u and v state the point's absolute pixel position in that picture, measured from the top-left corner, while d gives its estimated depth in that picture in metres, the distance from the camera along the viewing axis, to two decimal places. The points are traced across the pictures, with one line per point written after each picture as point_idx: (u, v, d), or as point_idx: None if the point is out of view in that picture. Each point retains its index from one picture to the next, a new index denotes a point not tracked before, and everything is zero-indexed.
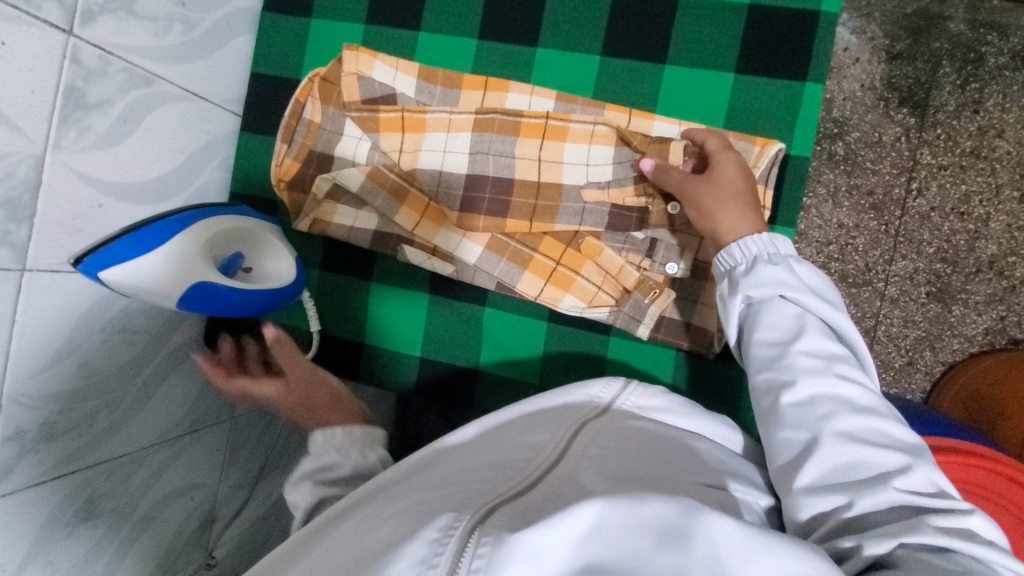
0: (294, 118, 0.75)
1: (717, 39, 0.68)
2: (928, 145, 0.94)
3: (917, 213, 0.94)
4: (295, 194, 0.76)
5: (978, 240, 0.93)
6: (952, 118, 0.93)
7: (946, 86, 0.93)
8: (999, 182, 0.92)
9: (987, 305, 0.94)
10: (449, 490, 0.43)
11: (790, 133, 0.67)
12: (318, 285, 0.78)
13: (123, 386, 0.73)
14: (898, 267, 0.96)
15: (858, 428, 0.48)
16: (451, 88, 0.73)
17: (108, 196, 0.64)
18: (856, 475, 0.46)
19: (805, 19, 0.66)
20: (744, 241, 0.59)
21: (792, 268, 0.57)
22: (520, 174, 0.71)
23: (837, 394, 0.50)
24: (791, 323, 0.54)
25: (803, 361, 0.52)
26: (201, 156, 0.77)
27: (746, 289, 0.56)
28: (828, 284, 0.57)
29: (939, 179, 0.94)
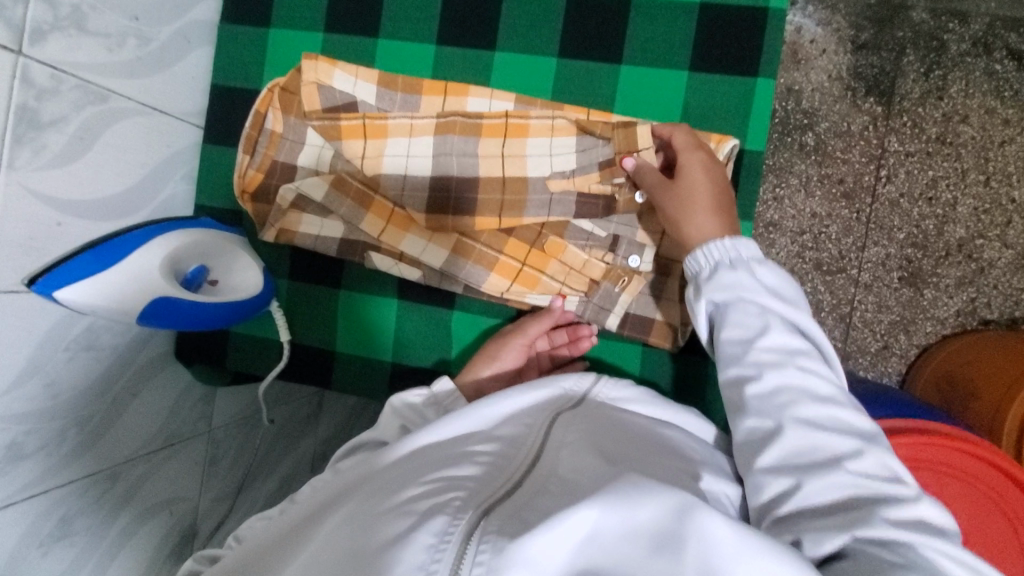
0: (255, 129, 0.75)
1: (670, 38, 0.69)
2: (896, 133, 0.96)
3: (887, 200, 0.96)
4: (260, 205, 0.76)
5: (946, 224, 0.96)
6: (917, 105, 0.95)
7: (911, 74, 0.95)
8: (964, 166, 0.95)
9: (957, 288, 0.96)
10: (415, 494, 0.44)
11: (745, 128, 0.68)
12: (287, 295, 0.78)
13: (91, 404, 0.73)
14: (870, 253, 0.97)
15: (818, 419, 0.50)
16: (412, 95, 0.74)
17: (66, 215, 0.63)
18: (813, 460, 0.48)
19: (755, 15, 0.67)
20: (708, 244, 0.59)
21: (755, 268, 0.56)
22: (485, 172, 0.72)
23: (799, 387, 0.51)
24: (755, 322, 0.54)
25: (765, 357, 0.53)
26: (163, 170, 0.77)
27: (710, 291, 0.57)
28: (791, 282, 0.57)
29: (907, 165, 0.96)
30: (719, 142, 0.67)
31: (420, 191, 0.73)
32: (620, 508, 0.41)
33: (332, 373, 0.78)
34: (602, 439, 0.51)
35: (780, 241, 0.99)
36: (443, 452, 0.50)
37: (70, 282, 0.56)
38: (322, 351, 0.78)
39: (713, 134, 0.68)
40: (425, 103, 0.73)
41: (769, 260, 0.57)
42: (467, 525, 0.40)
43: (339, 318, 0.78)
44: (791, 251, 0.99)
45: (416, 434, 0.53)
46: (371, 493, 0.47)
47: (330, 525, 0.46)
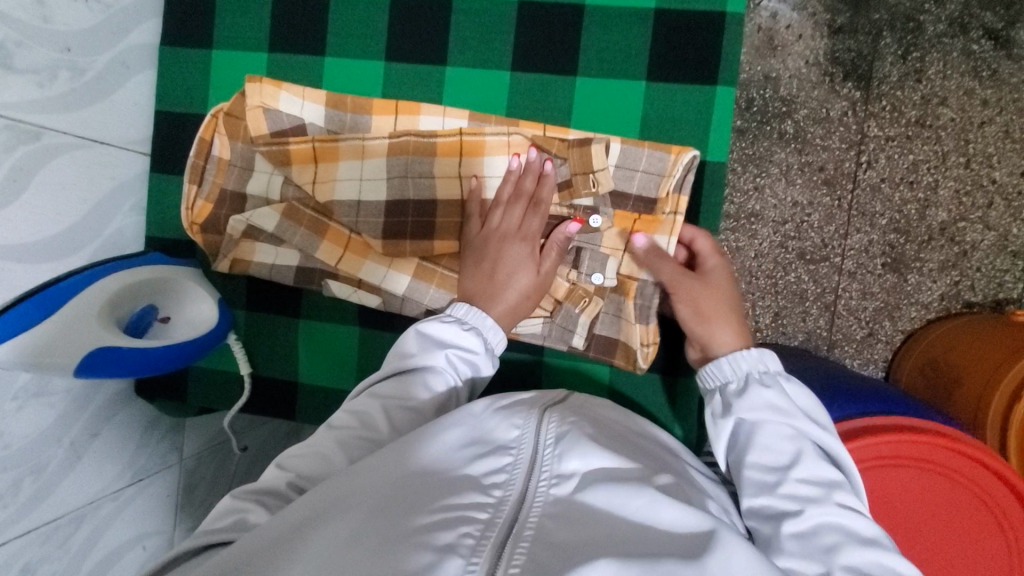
0: (201, 157, 0.72)
1: (626, 47, 0.66)
2: (875, 118, 0.93)
3: (869, 185, 0.94)
4: (210, 236, 0.73)
5: (928, 208, 0.94)
6: (896, 89, 0.93)
7: (888, 57, 0.92)
8: (945, 149, 0.93)
9: (941, 272, 0.94)
10: (417, 530, 0.42)
11: (706, 137, 0.66)
12: (245, 326, 0.76)
13: (48, 449, 0.71)
14: (852, 241, 0.95)
15: (867, 565, 0.44)
16: (362, 115, 0.71)
17: (4, 260, 0.61)
18: None
19: (712, 19, 0.65)
20: (733, 355, 0.58)
21: (786, 389, 0.54)
22: (443, 193, 0.69)
23: (843, 527, 0.46)
24: (788, 449, 0.51)
25: (804, 489, 0.48)
26: (109, 203, 0.74)
27: (739, 409, 0.54)
28: (821, 408, 0.55)
29: (888, 150, 0.94)
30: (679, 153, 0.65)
31: (374, 211, 0.69)
32: (639, 562, 0.41)
33: (296, 403, 0.76)
34: (599, 457, 0.50)
35: (761, 232, 0.97)
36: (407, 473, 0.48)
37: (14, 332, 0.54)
38: (285, 383, 0.76)
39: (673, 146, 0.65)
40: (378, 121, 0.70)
41: (798, 381, 0.55)
42: (487, 561, 0.40)
43: (301, 347, 0.75)
44: (774, 241, 0.97)
45: (390, 447, 0.51)
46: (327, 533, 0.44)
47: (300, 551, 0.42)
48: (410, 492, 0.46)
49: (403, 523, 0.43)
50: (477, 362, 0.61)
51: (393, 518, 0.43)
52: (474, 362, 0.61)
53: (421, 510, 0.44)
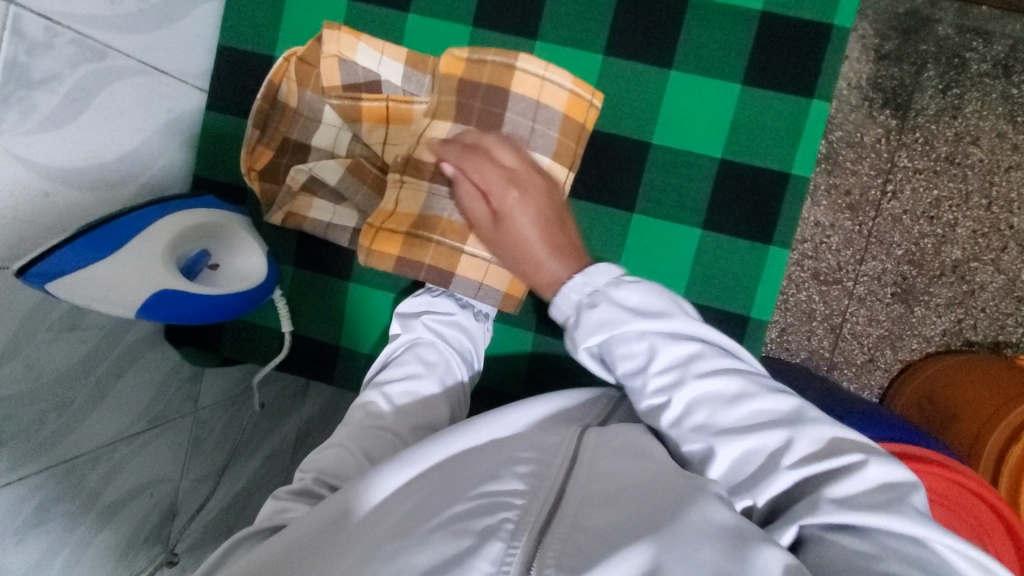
0: (267, 101, 0.69)
1: (726, 46, 0.65)
2: (907, 149, 0.90)
3: (890, 215, 0.91)
4: (267, 184, 0.70)
5: (944, 244, 0.91)
6: (931, 122, 0.89)
7: (929, 90, 0.89)
8: (968, 189, 0.90)
9: (947, 307, 0.93)
10: (454, 517, 0.41)
11: (792, 151, 0.65)
12: (290, 283, 0.74)
13: (74, 386, 0.68)
14: (867, 267, 0.93)
15: (739, 420, 0.46)
16: (444, 80, 0.67)
17: (53, 182, 0.56)
18: (755, 465, 0.44)
19: (818, 31, 0.63)
20: (563, 285, 0.55)
21: (612, 294, 0.52)
22: None
23: (705, 396, 0.47)
24: (640, 350, 0.50)
25: (667, 376, 0.49)
26: (162, 136, 0.70)
27: (581, 339, 0.52)
28: (653, 286, 0.53)
29: (914, 182, 0.91)
30: (506, 60, 0.64)
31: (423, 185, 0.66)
32: (680, 550, 0.38)
33: (336, 367, 0.74)
34: (639, 460, 0.47)
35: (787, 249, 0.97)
36: (478, 462, 0.47)
37: (67, 271, 0.51)
38: (326, 345, 0.74)
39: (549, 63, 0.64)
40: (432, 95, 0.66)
41: (623, 276, 0.53)
42: (526, 549, 0.39)
43: (346, 310, 0.73)
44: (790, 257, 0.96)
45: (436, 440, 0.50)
46: (404, 511, 0.43)
47: (347, 537, 0.42)
48: (488, 473, 0.45)
49: (440, 512, 0.42)
50: (466, 326, 0.68)
51: (429, 509, 0.42)
52: (466, 327, 0.68)
53: (455, 497, 0.43)
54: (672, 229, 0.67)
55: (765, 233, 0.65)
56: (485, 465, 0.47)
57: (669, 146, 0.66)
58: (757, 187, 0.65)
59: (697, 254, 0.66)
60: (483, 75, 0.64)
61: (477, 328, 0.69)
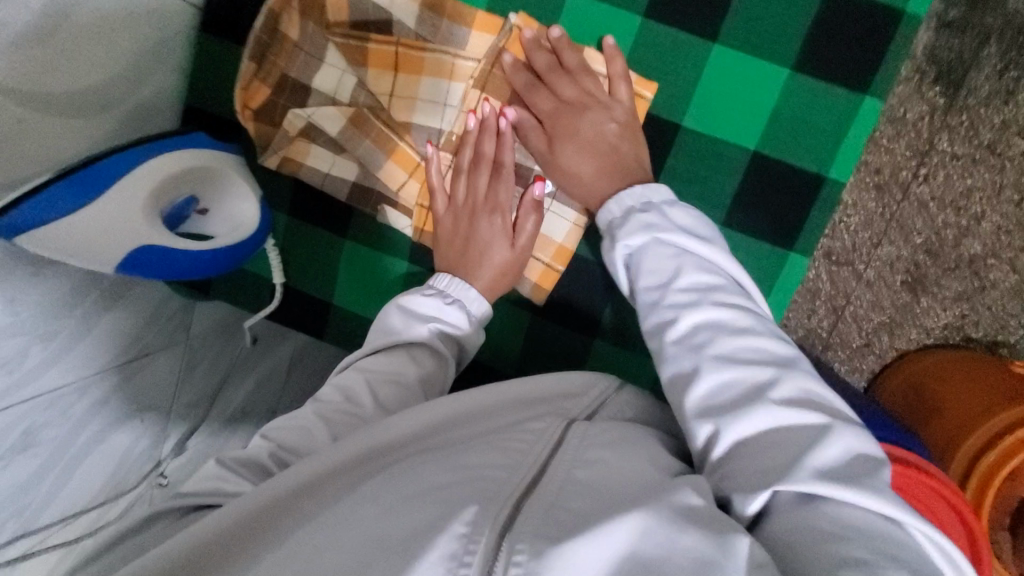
0: (266, 32, 0.61)
1: (780, 23, 0.57)
2: (949, 130, 0.75)
3: (918, 200, 0.78)
4: (263, 125, 0.65)
5: (966, 236, 0.78)
6: (982, 104, 0.74)
7: (986, 68, 0.73)
8: (1004, 181, 0.76)
9: (953, 303, 0.81)
10: (428, 487, 0.39)
11: (832, 152, 0.59)
12: (283, 233, 0.70)
13: (57, 317, 0.67)
14: (883, 252, 0.80)
15: (737, 348, 0.44)
16: (459, 27, 0.61)
17: (30, 109, 0.53)
18: (738, 391, 0.42)
19: (886, 16, 0.56)
20: (621, 193, 0.56)
21: (664, 211, 0.52)
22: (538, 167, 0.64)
23: (712, 321, 0.45)
24: (668, 267, 0.49)
25: (683, 297, 0.47)
26: (148, 60, 0.64)
27: (621, 237, 0.52)
28: (705, 221, 0.53)
29: (948, 168, 0.77)
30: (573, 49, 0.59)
31: (466, 171, 0.63)
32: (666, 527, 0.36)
33: (327, 323, 0.73)
34: (626, 451, 0.45)
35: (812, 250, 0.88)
36: (463, 443, 0.45)
37: (37, 225, 0.49)
38: (318, 301, 0.72)
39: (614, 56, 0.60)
40: (482, 68, 0.61)
41: (682, 203, 0.53)
42: (487, 545, 0.34)
43: (340, 266, 0.70)
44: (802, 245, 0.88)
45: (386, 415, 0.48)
46: (377, 475, 0.41)
47: (321, 496, 0.40)
48: (471, 446, 0.44)
49: (419, 480, 0.39)
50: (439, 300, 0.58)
51: (403, 476, 0.40)
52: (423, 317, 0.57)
53: (441, 466, 0.40)
54: None
55: (787, 236, 0.61)
56: (467, 442, 0.45)
57: (700, 131, 0.61)
58: (787, 188, 0.61)
59: None
60: (546, 62, 0.60)
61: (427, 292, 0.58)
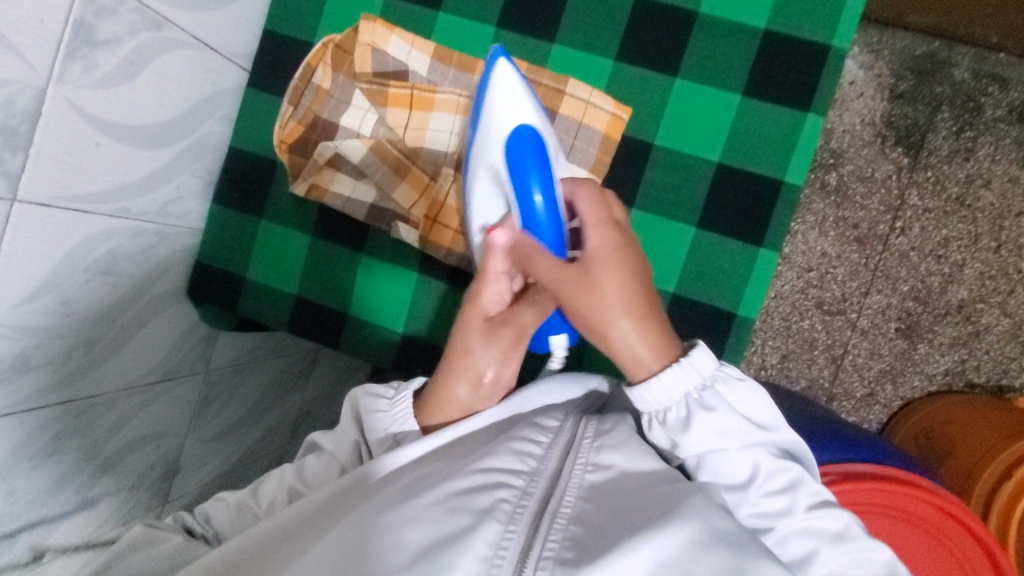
0: (303, 82, 0.75)
1: (728, 60, 0.69)
2: (917, 186, 1.04)
3: (898, 251, 1.05)
4: (296, 157, 0.76)
5: (951, 284, 1.04)
6: (943, 162, 1.03)
7: (942, 131, 1.03)
8: (978, 231, 1.03)
9: (951, 346, 1.05)
10: (451, 497, 0.46)
11: (787, 161, 0.69)
12: (308, 252, 0.79)
13: (100, 327, 0.72)
14: (871, 300, 1.06)
15: (821, 529, 0.53)
16: (465, 73, 0.73)
17: (106, 136, 0.64)
18: (824, 565, 0.52)
19: (816, 49, 0.68)
20: (665, 372, 0.56)
21: (728, 404, 0.56)
22: None
23: (793, 500, 0.54)
24: (746, 465, 0.55)
25: (700, 451, 0.56)
26: (204, 107, 0.76)
27: (688, 436, 0.56)
28: (763, 401, 0.57)
29: (922, 220, 1.04)
30: (558, 84, 0.71)
31: None
32: (684, 538, 0.44)
33: (342, 333, 0.79)
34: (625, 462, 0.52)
35: (786, 275, 1.08)
36: (473, 450, 0.52)
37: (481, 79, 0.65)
38: (335, 313, 0.79)
39: (594, 88, 0.71)
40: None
41: (740, 386, 0.57)
42: (513, 559, 0.42)
43: (356, 280, 0.78)
44: (795, 286, 1.08)
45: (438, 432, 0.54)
46: (403, 485, 0.48)
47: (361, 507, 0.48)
48: (488, 452, 0.50)
49: (438, 488, 0.47)
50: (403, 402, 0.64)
51: (425, 488, 0.47)
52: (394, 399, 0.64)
53: (458, 474, 0.48)
54: (668, 227, 0.71)
55: (756, 234, 0.69)
56: (475, 450, 0.52)
57: (670, 149, 0.71)
58: (752, 194, 0.69)
59: (691, 252, 0.70)
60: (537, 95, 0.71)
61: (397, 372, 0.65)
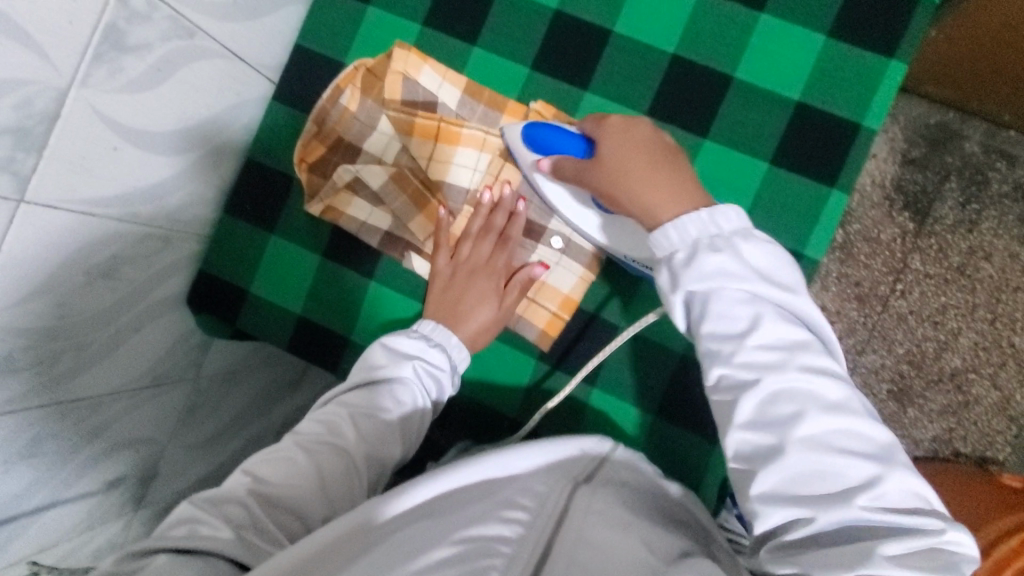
0: (330, 103, 0.74)
1: (759, 127, 0.69)
2: (920, 252, 1.04)
3: (897, 313, 1.05)
4: (315, 177, 0.75)
5: (945, 351, 1.05)
6: (947, 231, 1.04)
7: (949, 201, 1.04)
8: (975, 302, 1.04)
9: (940, 414, 1.05)
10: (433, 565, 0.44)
11: (808, 234, 0.68)
12: (316, 273, 0.77)
13: (94, 331, 0.70)
14: (867, 359, 1.06)
15: (824, 426, 0.49)
16: (494, 111, 0.73)
17: (123, 140, 0.63)
18: (817, 475, 0.47)
19: (845, 125, 0.68)
20: (682, 221, 0.55)
21: (739, 251, 0.53)
22: (551, 225, 0.72)
23: (795, 390, 0.50)
24: (746, 314, 0.52)
25: (699, 286, 0.52)
26: (227, 116, 0.75)
27: (687, 281, 0.53)
28: (781, 257, 0.54)
29: (922, 286, 1.05)
30: None
31: (492, 225, 0.72)
32: None
33: (343, 358, 0.77)
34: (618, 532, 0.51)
35: None
36: (462, 508, 0.51)
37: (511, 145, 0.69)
38: (338, 337, 0.77)
39: None
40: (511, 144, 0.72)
41: (755, 238, 0.54)
42: None
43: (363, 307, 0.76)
44: None
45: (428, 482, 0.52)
46: (390, 538, 0.47)
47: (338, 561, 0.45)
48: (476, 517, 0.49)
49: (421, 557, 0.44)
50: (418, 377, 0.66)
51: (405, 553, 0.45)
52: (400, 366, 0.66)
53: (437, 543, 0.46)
54: None
55: None
56: (469, 510, 0.50)
57: None
58: None
59: None
60: None
61: (412, 335, 0.68)
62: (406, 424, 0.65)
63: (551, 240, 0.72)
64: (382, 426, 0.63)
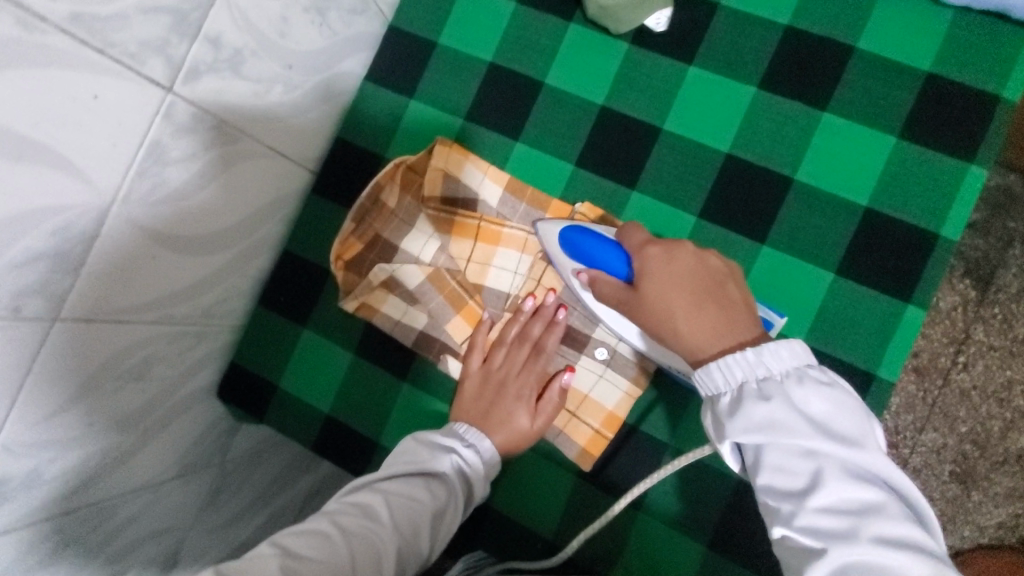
0: (369, 200, 0.71)
1: (824, 234, 0.64)
2: (984, 322, 0.87)
3: (958, 388, 0.88)
4: (350, 274, 0.72)
5: (1013, 431, 0.88)
6: (1012, 300, 0.87)
7: (1015, 266, 0.87)
8: None
9: (1007, 499, 0.88)
10: None
11: (880, 353, 0.62)
12: (348, 370, 0.75)
13: (122, 433, 0.68)
14: (927, 437, 0.88)
15: None
16: (536, 210, 0.69)
17: (163, 248, 0.61)
18: None
19: (924, 237, 0.62)
20: (723, 359, 0.48)
21: (791, 396, 0.45)
22: (596, 334, 0.68)
23: (867, 565, 0.40)
24: (803, 469, 0.44)
25: (745, 436, 0.45)
26: (267, 211, 0.74)
27: (734, 429, 0.46)
28: (847, 400, 0.46)
29: (987, 359, 0.87)
30: None
31: (534, 332, 0.67)
32: None
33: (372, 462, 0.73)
34: None
35: None
36: None
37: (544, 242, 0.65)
38: (370, 441, 0.73)
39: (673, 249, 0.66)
40: None
41: (810, 380, 0.46)
42: None
43: (397, 410, 0.73)
44: None
45: None
46: None
47: None
48: None
49: None
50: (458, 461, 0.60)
51: None
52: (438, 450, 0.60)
53: None
54: None
55: None
56: None
57: None
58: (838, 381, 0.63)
59: None
60: None
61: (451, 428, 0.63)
62: (440, 522, 0.56)
63: (595, 351, 0.68)
64: (416, 514, 0.55)
